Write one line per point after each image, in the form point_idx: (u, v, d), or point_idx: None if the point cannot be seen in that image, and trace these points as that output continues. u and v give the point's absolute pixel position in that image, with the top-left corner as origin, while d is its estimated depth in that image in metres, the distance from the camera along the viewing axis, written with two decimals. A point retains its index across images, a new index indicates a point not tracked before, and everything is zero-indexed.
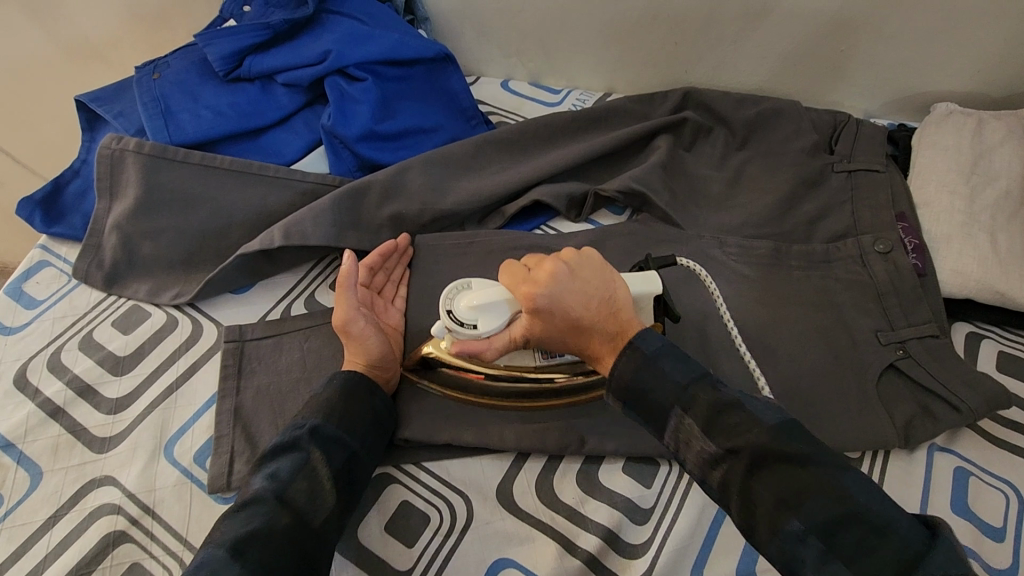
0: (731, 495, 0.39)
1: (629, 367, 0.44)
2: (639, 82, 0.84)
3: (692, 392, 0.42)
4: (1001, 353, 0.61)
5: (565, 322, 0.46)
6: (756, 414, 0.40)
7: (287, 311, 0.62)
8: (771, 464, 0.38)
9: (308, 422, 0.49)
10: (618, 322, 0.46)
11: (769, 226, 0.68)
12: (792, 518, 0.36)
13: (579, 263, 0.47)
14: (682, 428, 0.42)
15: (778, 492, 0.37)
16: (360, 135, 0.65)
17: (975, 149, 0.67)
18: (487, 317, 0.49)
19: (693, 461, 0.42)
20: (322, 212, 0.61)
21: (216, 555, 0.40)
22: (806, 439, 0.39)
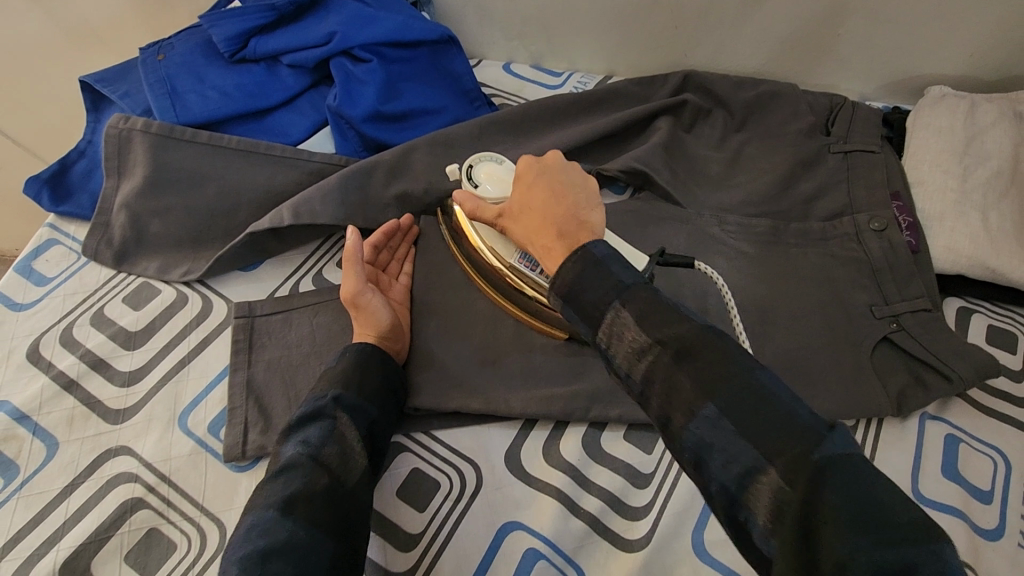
0: (652, 389, 0.38)
1: (576, 266, 0.43)
2: (639, 66, 0.85)
3: (630, 288, 0.41)
4: (991, 327, 0.63)
5: (533, 209, 0.49)
6: (690, 317, 0.39)
7: (295, 288, 0.63)
8: (692, 355, 0.37)
9: (331, 392, 0.50)
10: (575, 227, 0.46)
11: (767, 205, 0.70)
12: (708, 405, 0.35)
13: (573, 172, 0.50)
14: (614, 322, 0.40)
15: (697, 377, 0.36)
16: (366, 115, 0.66)
17: (967, 130, 0.69)
18: (487, 182, 0.58)
19: (623, 353, 0.40)
20: (330, 190, 0.62)
21: (266, 516, 0.42)
22: (732, 341, 0.37)
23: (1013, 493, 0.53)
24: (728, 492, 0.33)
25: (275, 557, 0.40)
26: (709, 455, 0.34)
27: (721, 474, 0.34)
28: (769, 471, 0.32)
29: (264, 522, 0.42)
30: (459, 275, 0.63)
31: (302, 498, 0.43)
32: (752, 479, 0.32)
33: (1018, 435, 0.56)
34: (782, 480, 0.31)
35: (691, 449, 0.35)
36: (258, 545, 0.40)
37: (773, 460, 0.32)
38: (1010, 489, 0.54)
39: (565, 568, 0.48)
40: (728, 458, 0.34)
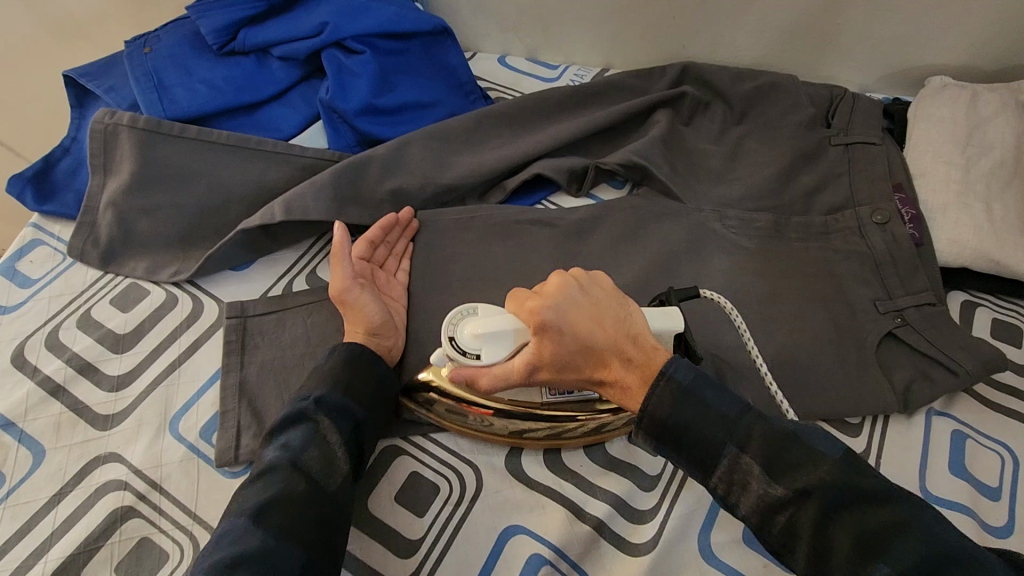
0: (798, 541, 0.37)
1: (665, 403, 0.41)
2: (636, 58, 0.83)
3: (746, 427, 0.40)
4: (995, 320, 0.63)
5: (579, 348, 0.44)
6: (815, 447, 0.38)
7: (289, 288, 0.61)
8: (841, 506, 0.36)
9: (313, 393, 0.49)
10: (638, 347, 0.44)
11: (768, 199, 0.68)
12: (876, 564, 0.34)
13: (592, 286, 0.46)
14: (736, 467, 0.40)
15: (856, 534, 0.35)
16: (359, 109, 0.64)
17: (970, 120, 0.68)
18: (489, 346, 0.47)
19: (750, 506, 0.39)
20: (323, 186, 0.61)
21: (238, 523, 0.41)
22: (874, 476, 0.37)
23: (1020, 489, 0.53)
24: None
25: (244, 566, 0.39)
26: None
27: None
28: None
29: (236, 530, 0.40)
30: (457, 273, 0.62)
31: (277, 505, 0.42)
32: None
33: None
34: None
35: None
36: (226, 554, 0.39)
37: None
38: (1017, 485, 0.53)
39: (570, 573, 0.47)
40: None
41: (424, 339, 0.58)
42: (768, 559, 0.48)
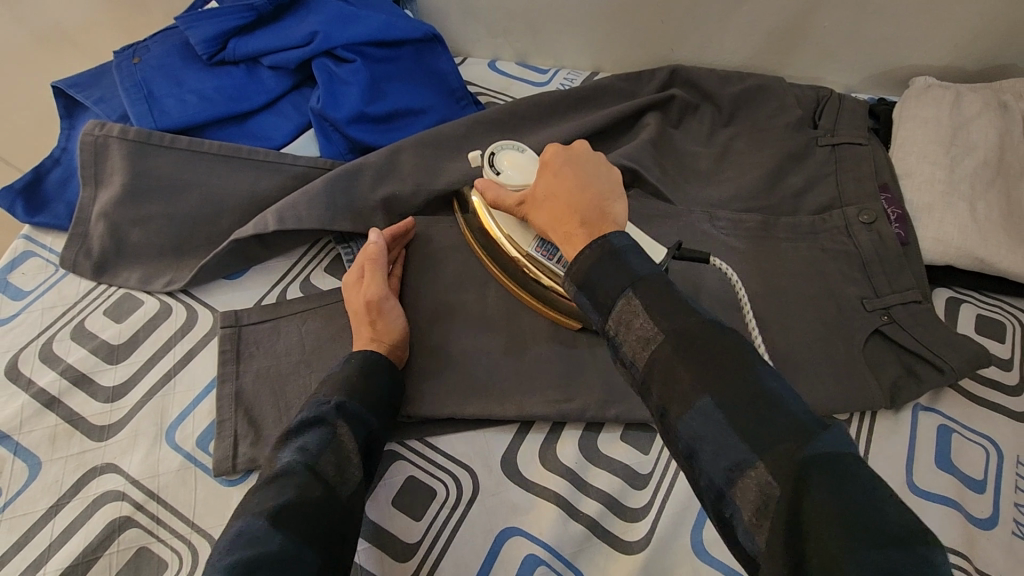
0: (653, 381, 0.38)
1: (595, 255, 0.44)
2: (625, 62, 0.84)
3: (640, 280, 0.41)
4: (980, 316, 0.64)
5: (558, 190, 0.50)
6: (697, 310, 0.40)
7: (283, 296, 0.61)
8: (698, 346, 0.37)
9: (334, 398, 0.49)
10: (598, 213, 0.47)
11: (757, 200, 0.69)
12: (705, 397, 0.35)
13: (604, 168, 0.52)
14: (625, 308, 0.41)
15: (700, 370, 0.36)
16: (351, 117, 0.64)
17: (953, 120, 0.69)
18: (513, 170, 0.58)
19: (631, 344, 0.40)
20: (315, 195, 0.61)
21: (255, 523, 0.40)
22: (735, 334, 0.38)
23: (1005, 481, 0.54)
24: (717, 485, 0.34)
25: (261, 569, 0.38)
26: (701, 448, 0.35)
27: (714, 469, 0.34)
28: (760, 464, 0.32)
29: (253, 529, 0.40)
30: (450, 278, 0.62)
31: (293, 506, 0.42)
32: (742, 472, 0.33)
33: (1009, 424, 0.57)
34: (771, 475, 0.32)
35: (685, 442, 0.36)
36: (246, 554, 0.38)
37: (765, 454, 0.32)
38: (1002, 478, 0.54)
39: (566, 572, 0.48)
40: (718, 451, 0.34)
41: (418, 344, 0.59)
42: None
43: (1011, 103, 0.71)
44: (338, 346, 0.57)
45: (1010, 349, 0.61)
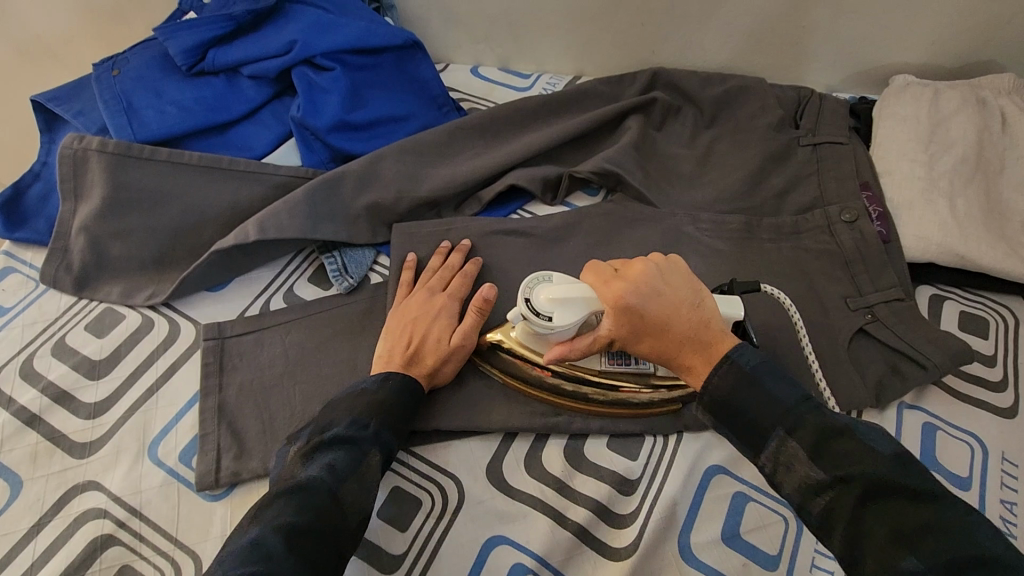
0: (831, 525, 0.37)
1: (730, 377, 0.43)
2: (607, 65, 0.84)
3: (800, 414, 0.40)
4: (962, 312, 0.64)
5: (654, 317, 0.46)
6: (868, 439, 0.38)
7: (266, 306, 0.61)
8: (879, 495, 0.35)
9: (372, 423, 0.48)
10: (707, 331, 0.45)
11: (739, 201, 0.70)
12: (907, 556, 0.33)
13: (670, 271, 0.47)
14: (784, 450, 0.40)
15: (891, 525, 0.34)
16: (332, 125, 0.64)
17: (931, 118, 0.70)
18: (566, 308, 0.50)
19: (793, 485, 0.39)
20: (296, 204, 0.61)
21: (270, 540, 0.38)
22: (913, 468, 0.36)
23: (990, 477, 0.54)
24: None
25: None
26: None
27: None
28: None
29: (267, 548, 0.38)
30: None
31: (309, 530, 0.40)
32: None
33: (994, 421, 0.57)
34: None
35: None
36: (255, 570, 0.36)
37: None
38: (987, 474, 0.54)
39: None
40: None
41: None
42: (746, 557, 0.49)
43: (989, 100, 0.72)
44: (322, 357, 0.57)
45: (993, 345, 0.62)
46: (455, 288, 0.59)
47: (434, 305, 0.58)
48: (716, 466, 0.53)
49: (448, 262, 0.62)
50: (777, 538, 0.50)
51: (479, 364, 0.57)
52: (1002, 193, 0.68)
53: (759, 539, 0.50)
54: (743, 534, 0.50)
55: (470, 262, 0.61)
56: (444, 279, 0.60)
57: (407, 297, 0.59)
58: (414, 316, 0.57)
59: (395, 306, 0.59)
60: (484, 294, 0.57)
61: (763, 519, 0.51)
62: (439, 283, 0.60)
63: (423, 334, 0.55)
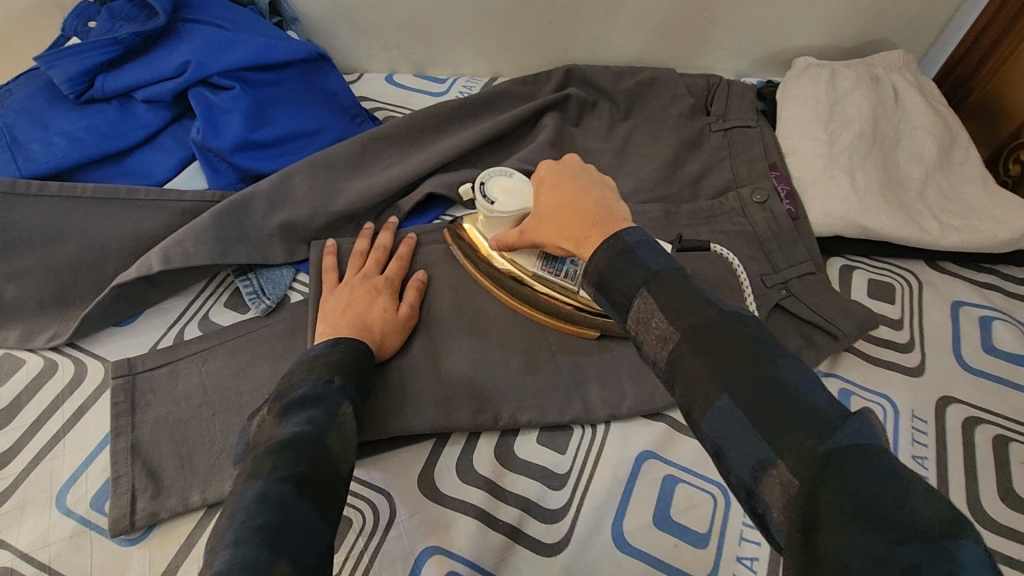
0: (675, 377, 0.35)
1: (608, 254, 0.41)
2: (523, 65, 0.85)
3: (662, 275, 0.38)
4: (870, 281, 0.67)
5: (563, 201, 0.48)
6: (715, 303, 0.36)
7: (181, 336, 0.59)
8: (714, 345, 0.34)
9: (335, 378, 0.46)
10: (606, 208, 0.45)
11: (657, 190, 0.71)
12: (725, 398, 0.32)
13: (592, 173, 0.51)
14: (646, 311, 0.37)
15: (719, 367, 0.33)
16: (236, 145, 0.62)
17: (829, 98, 0.73)
18: (507, 199, 0.58)
19: (650, 343, 0.37)
20: (202, 229, 0.59)
21: (278, 489, 0.35)
22: (745, 321, 0.35)
23: (901, 436, 0.57)
24: (746, 484, 0.31)
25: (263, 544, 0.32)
26: (727, 447, 0.32)
27: (741, 469, 0.31)
28: (779, 456, 0.29)
29: (269, 495, 0.35)
30: None
31: (309, 476, 0.37)
32: (766, 469, 0.30)
33: (903, 381, 0.60)
34: (792, 472, 0.28)
35: (710, 442, 0.33)
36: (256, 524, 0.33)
37: (782, 449, 0.29)
38: (898, 433, 0.57)
39: None
40: (743, 451, 0.31)
41: None
42: (677, 539, 0.50)
43: (882, 76, 0.76)
44: (240, 383, 0.56)
45: (899, 309, 0.65)
46: (394, 267, 0.61)
47: (375, 284, 0.59)
48: (646, 451, 0.54)
49: (379, 242, 0.63)
50: (705, 516, 0.51)
51: (451, 245, 0.65)
52: (899, 164, 0.71)
53: (688, 519, 0.51)
54: (673, 516, 0.51)
55: (405, 242, 0.64)
56: (380, 258, 0.62)
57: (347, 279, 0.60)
58: (355, 298, 0.57)
59: (332, 289, 0.59)
60: (420, 276, 0.61)
61: (692, 500, 0.52)
62: (376, 265, 0.61)
63: (367, 310, 0.56)
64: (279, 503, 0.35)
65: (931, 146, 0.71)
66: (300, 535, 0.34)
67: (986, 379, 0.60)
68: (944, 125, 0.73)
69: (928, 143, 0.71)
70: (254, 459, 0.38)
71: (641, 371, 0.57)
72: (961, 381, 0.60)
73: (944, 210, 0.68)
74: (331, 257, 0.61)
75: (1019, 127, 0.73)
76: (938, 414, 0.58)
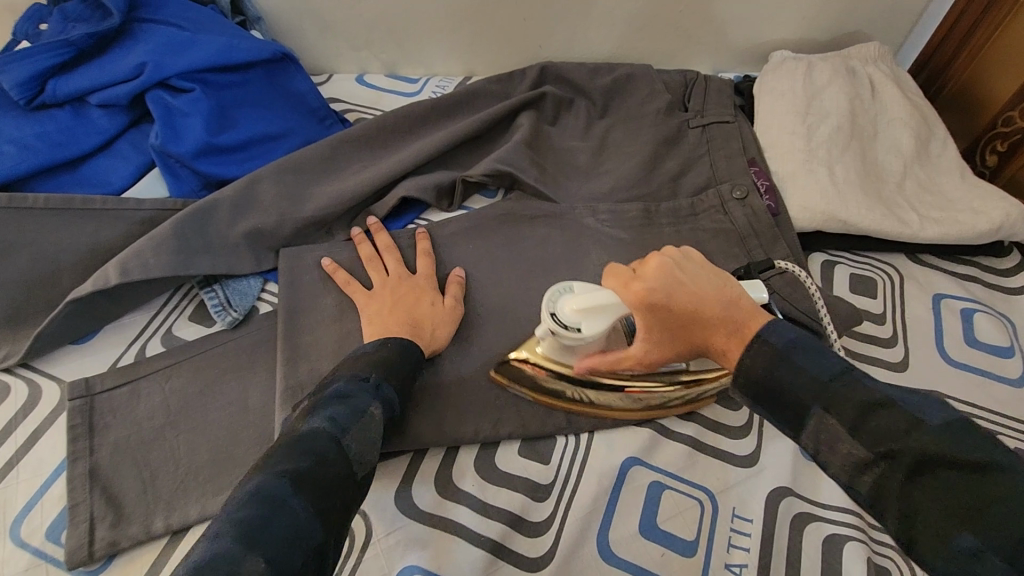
0: (884, 503, 0.33)
1: (761, 363, 0.38)
2: (497, 63, 0.83)
3: (836, 388, 0.35)
4: (851, 276, 0.67)
5: (684, 314, 0.42)
6: (913, 411, 0.33)
7: (142, 352, 0.56)
8: (936, 471, 0.31)
9: (373, 377, 0.46)
10: (740, 311, 0.41)
11: (637, 187, 0.69)
12: (966, 533, 0.29)
13: (684, 259, 0.44)
14: (825, 431, 0.35)
15: (947, 502, 0.30)
16: (197, 150, 0.60)
17: (806, 92, 0.72)
18: (591, 321, 0.48)
19: (838, 464, 0.35)
20: (162, 240, 0.56)
21: (274, 483, 0.35)
22: (968, 436, 0.31)
23: None
24: None
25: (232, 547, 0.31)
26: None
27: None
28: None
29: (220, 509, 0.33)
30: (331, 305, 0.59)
31: (314, 472, 0.36)
32: None
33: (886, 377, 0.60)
34: None
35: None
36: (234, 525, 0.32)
37: None
38: None
39: None
40: None
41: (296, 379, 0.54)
42: (664, 547, 0.48)
43: (858, 69, 0.76)
44: (207, 401, 0.54)
45: (881, 304, 0.65)
46: (426, 263, 0.61)
47: (412, 282, 0.59)
48: (632, 457, 0.52)
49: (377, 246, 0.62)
50: (693, 523, 0.49)
51: (506, 386, 0.54)
52: (877, 157, 0.71)
53: (675, 526, 0.49)
54: (660, 524, 0.49)
55: (420, 237, 0.63)
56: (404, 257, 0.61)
57: (383, 279, 0.59)
58: (397, 296, 0.57)
59: (368, 292, 0.58)
60: (454, 274, 0.61)
61: (678, 506, 0.50)
62: (404, 263, 0.61)
63: (414, 306, 0.56)
64: (249, 502, 0.34)
65: (908, 138, 0.71)
66: (287, 535, 0.33)
67: (969, 373, 0.60)
68: (921, 116, 0.73)
69: (905, 135, 0.71)
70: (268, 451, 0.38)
71: None
72: (944, 375, 0.60)
73: (923, 201, 0.68)
74: (340, 271, 0.59)
75: (995, 116, 0.73)
76: None
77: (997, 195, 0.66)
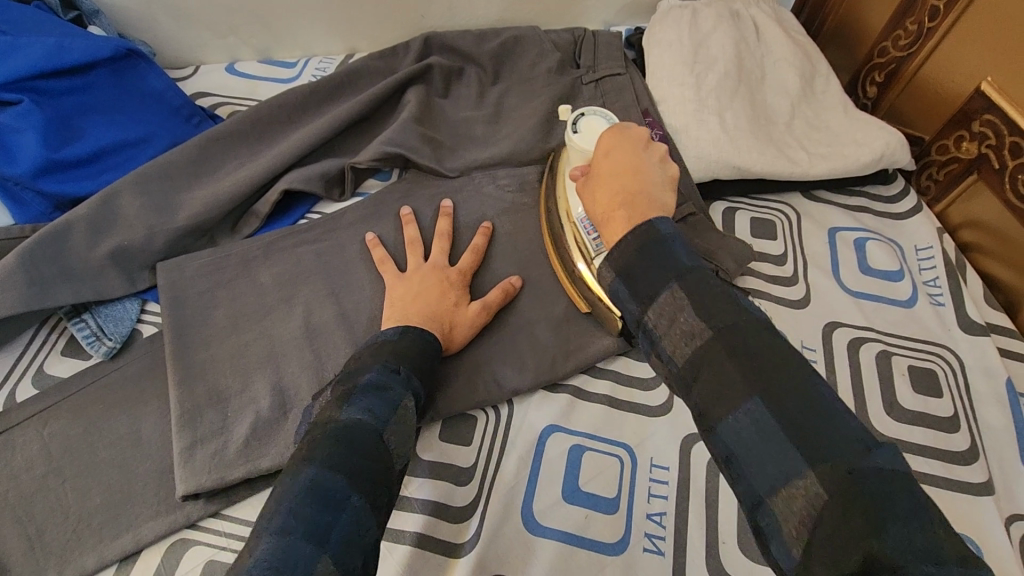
0: (695, 374, 0.34)
1: (634, 245, 0.40)
2: (380, 38, 0.78)
3: (697, 271, 0.38)
4: (752, 219, 0.68)
5: (613, 167, 0.48)
6: (749, 308, 0.36)
7: (11, 399, 0.52)
8: (750, 348, 0.33)
9: (403, 369, 0.44)
10: (646, 203, 0.44)
11: (536, 151, 0.67)
12: (756, 398, 0.32)
13: (654, 158, 0.49)
14: (670, 304, 0.37)
15: (751, 374, 0.32)
16: (37, 169, 0.54)
17: (692, 40, 0.72)
18: (586, 139, 0.56)
19: (672, 340, 0.36)
20: (9, 273, 0.51)
21: (328, 480, 0.35)
22: (790, 345, 0.34)
23: None
24: (758, 493, 0.31)
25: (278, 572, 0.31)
26: (743, 449, 0.32)
27: (756, 477, 0.31)
28: (811, 474, 0.29)
29: None
30: (223, 318, 0.55)
31: (363, 466, 0.36)
32: (792, 482, 0.30)
33: (790, 312, 0.62)
34: (825, 489, 0.28)
35: (722, 444, 0.33)
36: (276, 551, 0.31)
37: (817, 463, 0.29)
38: None
39: None
40: (766, 460, 0.31)
41: (190, 400, 0.50)
42: (589, 509, 0.49)
43: (741, 11, 0.76)
44: (91, 441, 0.49)
45: (782, 244, 0.66)
46: (467, 259, 0.58)
47: (446, 274, 0.56)
48: (550, 425, 0.53)
49: (439, 228, 0.60)
50: (615, 482, 0.50)
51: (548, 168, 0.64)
52: (767, 98, 0.71)
53: (598, 487, 0.50)
54: (582, 487, 0.50)
55: (482, 231, 0.60)
56: (448, 247, 0.59)
57: (418, 264, 0.57)
58: (428, 284, 0.55)
59: (399, 273, 0.56)
60: (513, 280, 0.57)
61: (599, 466, 0.51)
62: (446, 254, 0.58)
63: (439, 301, 0.54)
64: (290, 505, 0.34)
65: (794, 77, 0.72)
66: (347, 534, 0.34)
67: (864, 300, 0.63)
68: (804, 54, 0.74)
69: (792, 74, 0.72)
70: (310, 439, 0.38)
71: (534, 348, 0.56)
72: (843, 304, 0.62)
73: (811, 138, 0.69)
74: (380, 247, 0.58)
75: (871, 49, 0.75)
76: (826, 340, 0.60)
77: (877, 125, 0.68)
